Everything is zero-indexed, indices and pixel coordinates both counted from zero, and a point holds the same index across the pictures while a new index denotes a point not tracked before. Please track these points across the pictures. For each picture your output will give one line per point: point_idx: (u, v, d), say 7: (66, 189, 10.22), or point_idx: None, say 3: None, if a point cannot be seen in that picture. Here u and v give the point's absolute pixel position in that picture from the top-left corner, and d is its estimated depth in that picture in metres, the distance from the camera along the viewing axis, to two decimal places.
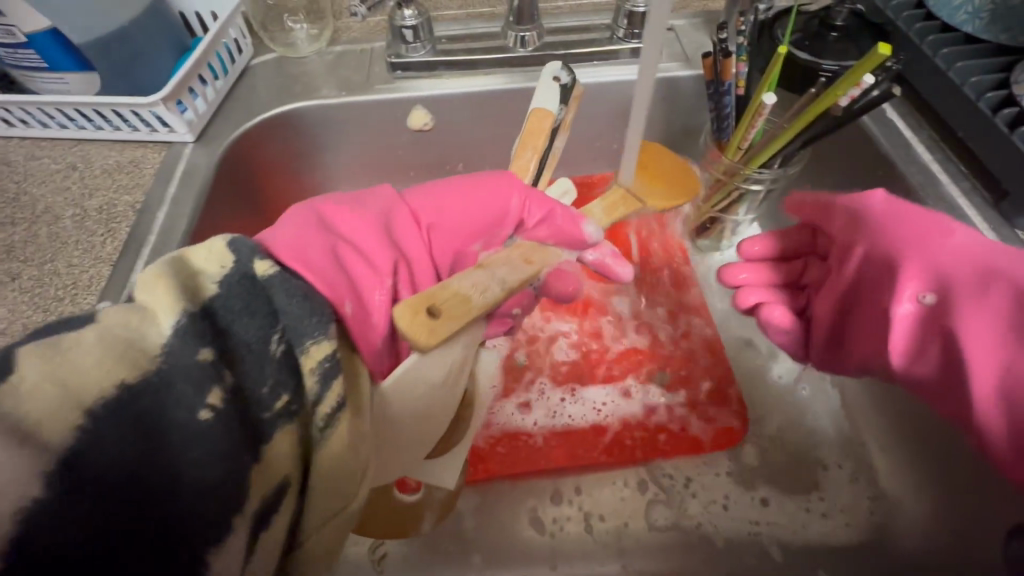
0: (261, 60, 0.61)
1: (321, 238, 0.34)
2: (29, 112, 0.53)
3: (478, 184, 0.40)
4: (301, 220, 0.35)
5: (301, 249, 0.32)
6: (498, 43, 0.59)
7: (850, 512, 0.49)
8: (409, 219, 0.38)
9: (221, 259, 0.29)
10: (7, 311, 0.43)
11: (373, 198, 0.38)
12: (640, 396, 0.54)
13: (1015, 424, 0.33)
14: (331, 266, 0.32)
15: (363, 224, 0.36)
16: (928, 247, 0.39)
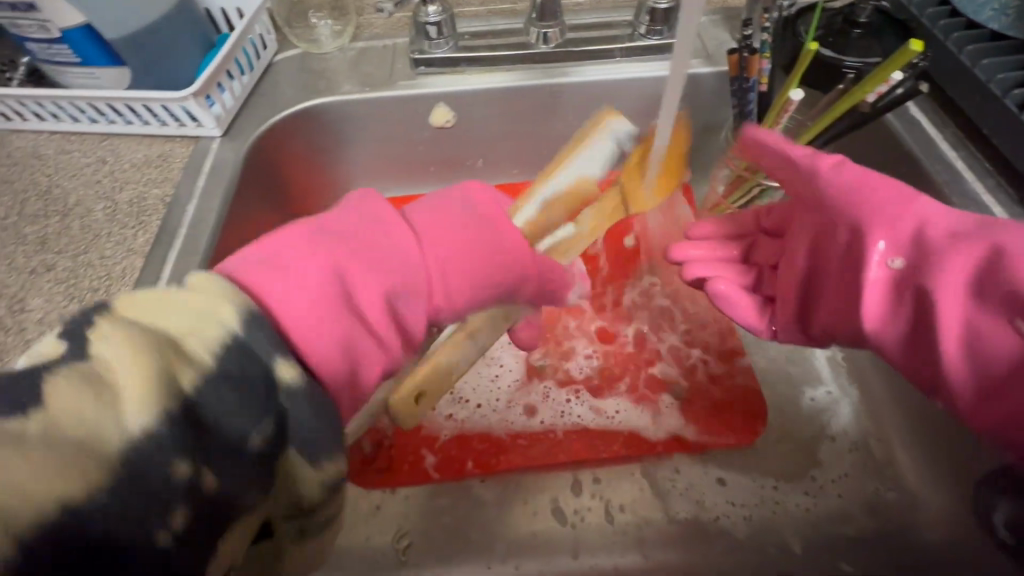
0: (285, 56, 0.62)
1: (321, 295, 0.27)
2: (60, 106, 0.53)
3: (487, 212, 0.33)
4: (295, 259, 0.28)
5: (295, 317, 0.26)
6: (520, 39, 0.59)
7: (870, 508, 0.50)
8: (427, 272, 0.31)
9: (227, 324, 0.24)
10: (43, 302, 0.44)
11: (385, 228, 0.31)
12: (655, 393, 0.55)
13: (982, 373, 0.32)
14: (325, 318, 0.27)
15: (360, 259, 0.29)
16: (892, 211, 0.36)
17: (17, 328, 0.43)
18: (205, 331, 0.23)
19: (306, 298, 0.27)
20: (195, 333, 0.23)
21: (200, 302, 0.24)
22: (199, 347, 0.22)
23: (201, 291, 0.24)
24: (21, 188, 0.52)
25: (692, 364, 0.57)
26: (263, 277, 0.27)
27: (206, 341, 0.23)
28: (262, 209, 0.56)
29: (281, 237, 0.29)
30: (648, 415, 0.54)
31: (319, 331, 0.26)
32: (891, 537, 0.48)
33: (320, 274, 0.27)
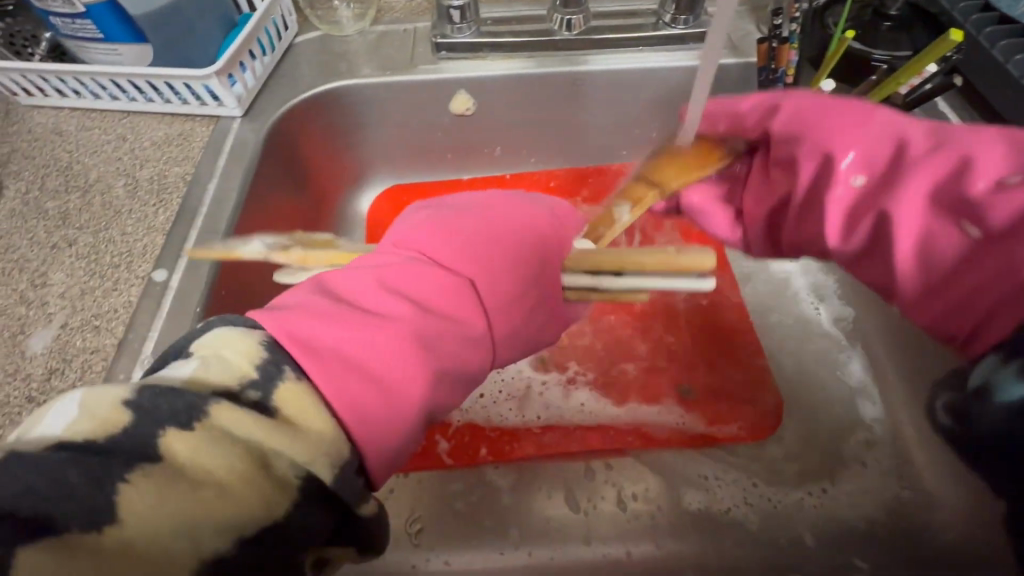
0: (306, 38, 0.62)
1: (404, 400, 0.29)
2: (83, 83, 0.53)
3: (498, 257, 0.35)
4: (376, 360, 0.29)
5: (378, 424, 0.28)
6: (542, 26, 0.58)
7: (888, 507, 0.49)
8: (483, 356, 0.34)
9: (322, 469, 0.25)
10: (65, 276, 0.44)
11: (450, 313, 0.33)
12: (665, 386, 0.55)
13: (944, 285, 0.27)
14: (376, 384, 0.28)
15: (387, 328, 0.30)
16: (851, 127, 0.31)
17: (39, 301, 0.43)
18: (297, 465, 0.25)
19: (388, 406, 0.28)
20: (286, 466, 0.24)
21: (300, 437, 0.25)
22: (287, 476, 0.25)
23: (299, 415, 0.26)
24: (42, 163, 0.52)
25: (707, 358, 0.57)
26: (346, 384, 0.28)
27: (295, 475, 0.25)
28: (282, 190, 0.56)
29: (351, 323, 0.29)
30: (658, 410, 0.53)
31: (399, 435, 0.29)
32: (905, 532, 0.48)
33: (394, 376, 0.29)
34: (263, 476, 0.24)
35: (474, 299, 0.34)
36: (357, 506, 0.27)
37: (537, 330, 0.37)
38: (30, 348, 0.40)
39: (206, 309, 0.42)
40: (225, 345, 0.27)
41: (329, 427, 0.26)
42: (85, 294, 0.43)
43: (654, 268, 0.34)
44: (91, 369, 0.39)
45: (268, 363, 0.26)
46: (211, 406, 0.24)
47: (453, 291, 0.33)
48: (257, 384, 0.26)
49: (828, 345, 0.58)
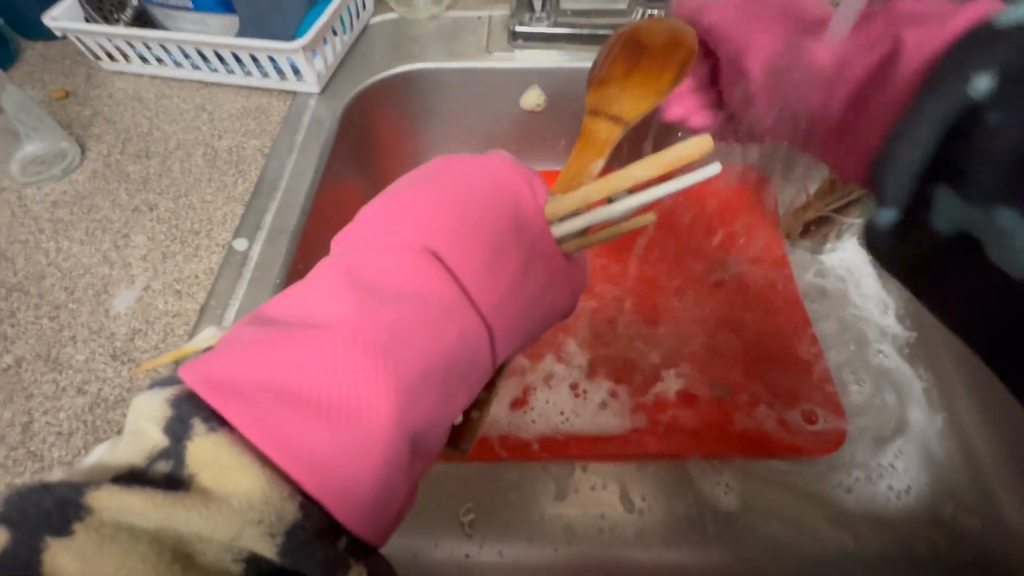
0: (382, 20, 0.62)
1: (361, 427, 0.26)
2: (167, 51, 0.54)
3: (461, 246, 0.33)
4: (314, 383, 0.27)
5: (330, 464, 0.26)
6: (622, 20, 0.58)
7: (957, 537, 0.47)
8: (457, 355, 0.31)
9: (254, 542, 0.24)
10: (146, 239, 0.45)
11: (406, 311, 0.30)
12: (706, 379, 0.55)
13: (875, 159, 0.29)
14: (319, 410, 0.26)
15: (330, 344, 0.28)
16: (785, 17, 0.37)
17: (122, 262, 0.43)
18: (227, 546, 0.24)
19: (340, 438, 0.26)
20: (217, 552, 0.24)
21: (218, 509, 0.24)
22: (223, 559, 0.24)
23: (217, 483, 0.24)
24: (123, 128, 0.53)
25: (764, 365, 0.56)
26: (283, 422, 0.25)
27: (233, 558, 0.24)
28: (350, 170, 0.56)
29: (281, 352, 0.27)
30: (697, 403, 0.53)
31: (365, 470, 0.26)
32: (974, 562, 0.46)
33: (347, 397, 0.27)
34: (187, 567, 0.23)
35: (431, 296, 0.31)
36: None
37: (524, 312, 0.35)
38: (113, 308, 0.41)
39: (285, 281, 0.43)
40: (138, 416, 0.26)
41: (259, 483, 0.24)
42: (166, 259, 0.43)
43: (651, 175, 0.35)
44: (173, 331, 0.39)
45: (169, 427, 0.25)
46: (89, 497, 0.23)
47: (405, 290, 0.31)
48: (166, 453, 0.25)
49: (896, 365, 0.56)
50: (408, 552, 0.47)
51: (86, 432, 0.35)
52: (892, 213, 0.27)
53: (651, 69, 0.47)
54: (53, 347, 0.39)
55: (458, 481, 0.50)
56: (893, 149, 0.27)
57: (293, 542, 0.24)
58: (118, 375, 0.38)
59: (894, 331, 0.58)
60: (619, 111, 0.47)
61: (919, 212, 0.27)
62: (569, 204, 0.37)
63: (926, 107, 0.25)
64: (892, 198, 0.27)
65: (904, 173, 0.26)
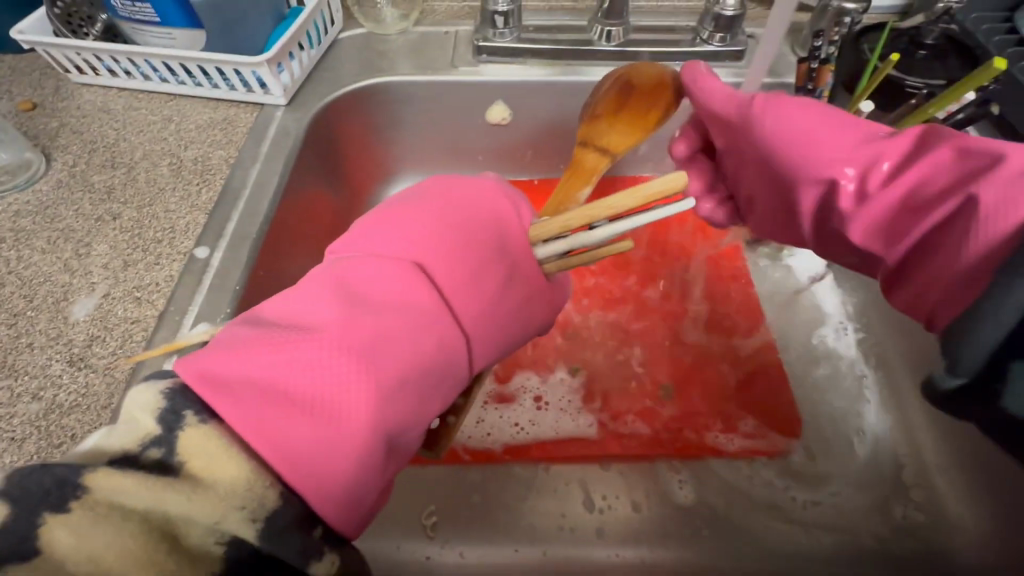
0: (350, 34, 0.63)
1: (343, 427, 0.27)
2: (135, 64, 0.55)
3: (445, 256, 0.34)
4: (302, 383, 0.27)
5: (318, 460, 0.26)
6: (583, 36, 0.60)
7: (904, 530, 0.49)
8: (437, 363, 0.32)
9: (237, 527, 0.24)
10: (109, 248, 0.45)
11: (392, 318, 0.31)
12: (672, 377, 0.56)
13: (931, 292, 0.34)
14: (306, 412, 0.27)
15: (317, 347, 0.28)
16: (847, 142, 0.36)
17: (83, 270, 0.44)
18: (210, 530, 0.24)
19: (322, 436, 0.27)
20: (202, 534, 0.24)
21: (205, 495, 0.24)
22: (207, 543, 0.24)
23: (203, 469, 0.25)
24: (89, 139, 0.54)
25: (728, 364, 0.57)
26: (271, 416, 0.26)
27: (216, 542, 0.24)
28: (316, 181, 0.57)
29: (272, 350, 0.28)
30: (667, 401, 0.54)
31: (344, 468, 0.27)
32: (919, 552, 0.48)
33: (335, 397, 0.28)
34: (171, 549, 0.23)
35: (416, 305, 0.32)
36: (303, 564, 0.26)
37: (503, 324, 0.36)
38: (72, 315, 0.41)
39: (245, 288, 0.43)
40: (135, 406, 0.26)
41: (244, 472, 0.25)
42: (127, 266, 0.44)
43: (631, 207, 0.33)
44: (132, 338, 0.40)
45: (164, 416, 0.25)
46: (85, 478, 0.23)
47: (393, 298, 0.32)
48: (158, 441, 0.25)
49: (849, 366, 0.58)
50: (374, 555, 0.48)
51: (38, 438, 0.35)
52: (961, 381, 0.31)
53: (643, 104, 0.49)
54: (9, 354, 0.39)
55: (423, 486, 0.51)
56: (974, 329, 0.29)
57: (273, 528, 0.25)
58: (74, 381, 0.38)
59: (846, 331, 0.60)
60: (606, 145, 0.48)
61: (993, 388, 0.29)
62: (551, 228, 0.36)
63: (1005, 300, 0.28)
64: (963, 369, 0.30)
65: (979, 351, 0.29)
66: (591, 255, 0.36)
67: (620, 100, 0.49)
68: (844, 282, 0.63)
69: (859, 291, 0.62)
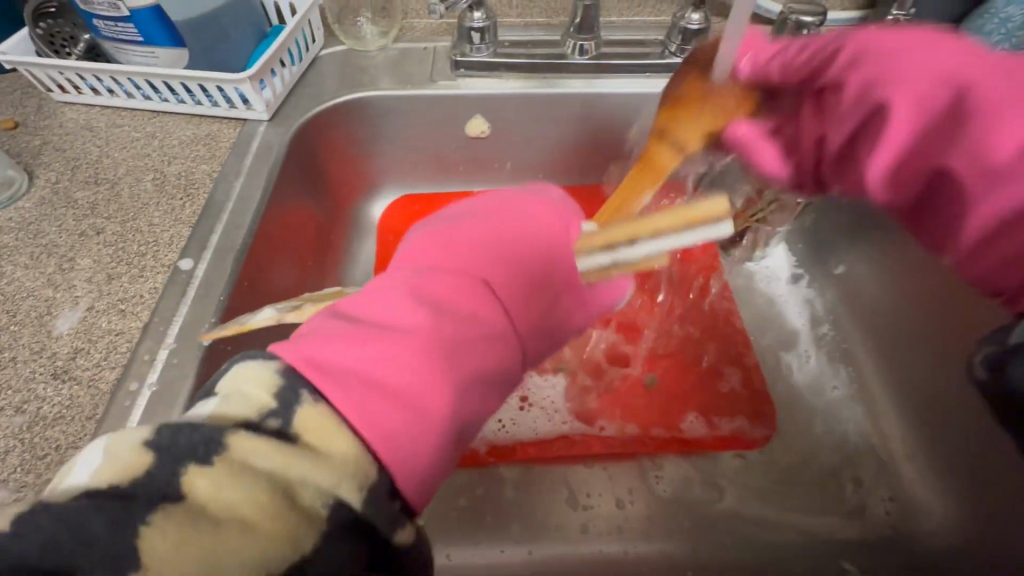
0: (331, 51, 0.65)
1: (429, 413, 0.27)
2: (118, 82, 0.56)
3: (519, 260, 0.34)
4: (399, 378, 0.27)
5: (414, 453, 0.26)
6: (556, 51, 0.62)
7: (877, 517, 0.51)
8: (510, 361, 0.32)
9: (349, 491, 0.24)
10: (93, 262, 0.46)
11: (474, 321, 0.31)
12: (655, 377, 0.57)
13: None
14: (403, 408, 0.26)
15: (411, 343, 0.28)
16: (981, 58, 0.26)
17: (66, 285, 0.44)
18: (323, 492, 0.23)
19: (413, 421, 0.26)
20: (313, 497, 0.23)
21: (321, 461, 0.24)
22: (314, 506, 0.23)
23: (319, 438, 0.24)
24: (72, 156, 0.54)
25: (708, 364, 0.58)
26: (372, 406, 0.26)
27: (322, 504, 0.23)
28: (299, 194, 0.58)
29: (370, 345, 0.28)
30: (651, 401, 0.56)
31: (428, 453, 0.26)
32: (892, 539, 0.50)
33: (427, 393, 0.27)
34: (289, 509, 0.23)
35: (495, 309, 0.32)
36: (392, 533, 0.25)
37: (570, 325, 0.35)
38: (56, 329, 0.42)
39: (229, 298, 0.44)
40: (245, 379, 0.25)
41: (352, 448, 0.24)
42: (111, 279, 0.45)
43: (677, 227, 0.29)
44: (116, 349, 0.40)
45: (284, 388, 0.25)
46: (226, 438, 0.23)
47: (475, 299, 0.31)
48: (275, 412, 0.24)
49: (823, 361, 0.60)
50: None
51: (22, 451, 0.36)
52: None
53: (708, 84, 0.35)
54: None
55: None
56: None
57: (376, 497, 0.25)
58: (57, 394, 0.38)
59: (820, 329, 0.62)
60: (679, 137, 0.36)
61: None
62: (591, 241, 0.32)
63: None
64: None
65: None
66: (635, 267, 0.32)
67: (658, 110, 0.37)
68: (814, 281, 0.66)
69: (828, 289, 0.64)
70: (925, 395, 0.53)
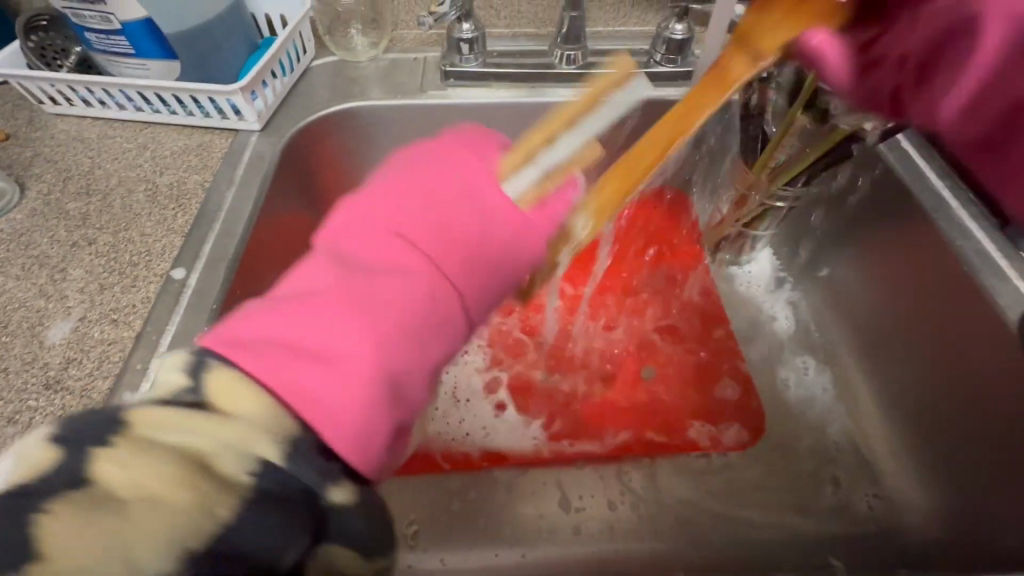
0: (322, 62, 0.66)
1: (350, 373, 0.25)
2: (110, 94, 0.56)
3: (440, 191, 0.28)
4: (308, 337, 0.26)
5: (332, 412, 0.25)
6: (545, 60, 0.63)
7: (863, 514, 0.52)
8: (440, 303, 0.27)
9: (266, 448, 0.24)
10: (85, 272, 0.46)
11: (389, 268, 0.27)
12: (645, 379, 0.58)
13: None
14: (314, 367, 0.25)
15: (319, 300, 0.26)
16: None
17: (58, 295, 0.44)
18: (240, 457, 0.23)
19: (334, 382, 0.25)
20: (232, 465, 0.23)
21: (229, 424, 0.23)
22: (236, 474, 0.23)
23: (229, 402, 0.24)
24: (64, 167, 0.55)
25: (697, 366, 0.59)
26: (282, 370, 0.25)
27: (245, 471, 0.23)
28: (292, 204, 0.58)
29: (279, 308, 0.27)
30: (641, 403, 0.56)
31: (352, 414, 0.25)
32: (879, 535, 0.50)
33: (338, 349, 0.26)
34: (206, 479, 0.22)
35: (415, 249, 0.28)
36: (323, 491, 0.24)
37: (517, 254, 0.28)
38: (48, 338, 0.42)
39: (222, 307, 0.45)
40: (161, 369, 0.26)
41: (265, 407, 0.24)
42: (103, 289, 0.45)
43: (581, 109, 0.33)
44: (108, 358, 0.41)
45: (192, 362, 0.25)
46: (125, 417, 0.23)
47: (389, 243, 0.28)
48: (189, 387, 0.24)
49: (808, 363, 0.61)
50: None
51: None
52: None
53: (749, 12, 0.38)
54: None
55: (406, 496, 0.52)
56: None
57: (298, 452, 0.24)
58: (50, 404, 0.38)
59: (803, 331, 0.64)
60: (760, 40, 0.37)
61: None
62: (512, 160, 0.30)
63: None
64: None
65: None
66: (563, 173, 0.30)
67: (712, 82, 0.39)
68: (798, 284, 0.67)
69: (812, 291, 0.66)
70: (909, 393, 0.54)
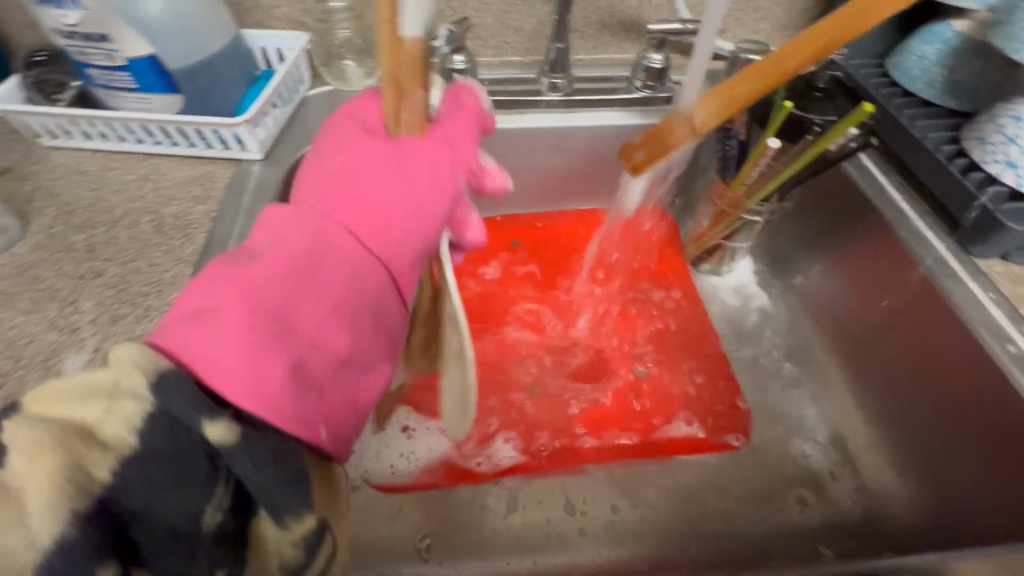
0: (317, 91, 0.68)
1: (236, 315, 0.27)
2: (111, 127, 0.57)
3: (321, 172, 0.34)
4: (194, 298, 0.27)
5: (213, 358, 0.25)
6: (532, 87, 0.67)
7: (846, 504, 0.55)
8: (321, 244, 0.30)
9: (135, 389, 0.24)
10: (96, 304, 0.47)
11: (277, 232, 0.31)
12: (640, 386, 0.61)
13: None
14: (197, 320, 0.26)
15: (209, 270, 0.29)
16: None
17: (71, 328, 0.45)
18: (121, 415, 0.23)
19: (218, 325, 0.26)
20: (116, 426, 0.23)
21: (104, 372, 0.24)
22: (120, 432, 0.23)
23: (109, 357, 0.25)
24: (65, 201, 0.55)
25: (689, 372, 0.62)
26: (165, 333, 0.26)
27: (129, 430, 0.23)
28: None
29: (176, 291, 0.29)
30: (637, 408, 0.59)
31: (235, 350, 0.26)
32: (861, 523, 0.55)
33: (221, 301, 0.27)
34: (85, 441, 0.23)
35: (299, 212, 0.32)
36: (195, 420, 0.24)
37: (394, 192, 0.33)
38: (64, 371, 0.43)
39: None
40: None
41: (137, 352, 0.25)
42: (116, 320, 0.46)
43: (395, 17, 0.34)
44: None
45: None
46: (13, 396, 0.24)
47: (276, 217, 0.32)
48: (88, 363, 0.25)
49: (789, 365, 0.65)
50: None
51: None
52: None
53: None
54: None
55: (419, 509, 0.54)
56: None
57: (165, 385, 0.24)
58: None
59: (782, 335, 0.68)
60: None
61: None
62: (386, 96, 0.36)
63: None
64: None
65: None
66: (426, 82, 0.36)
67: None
68: (775, 290, 0.71)
69: (789, 297, 0.70)
70: (880, 390, 0.59)
